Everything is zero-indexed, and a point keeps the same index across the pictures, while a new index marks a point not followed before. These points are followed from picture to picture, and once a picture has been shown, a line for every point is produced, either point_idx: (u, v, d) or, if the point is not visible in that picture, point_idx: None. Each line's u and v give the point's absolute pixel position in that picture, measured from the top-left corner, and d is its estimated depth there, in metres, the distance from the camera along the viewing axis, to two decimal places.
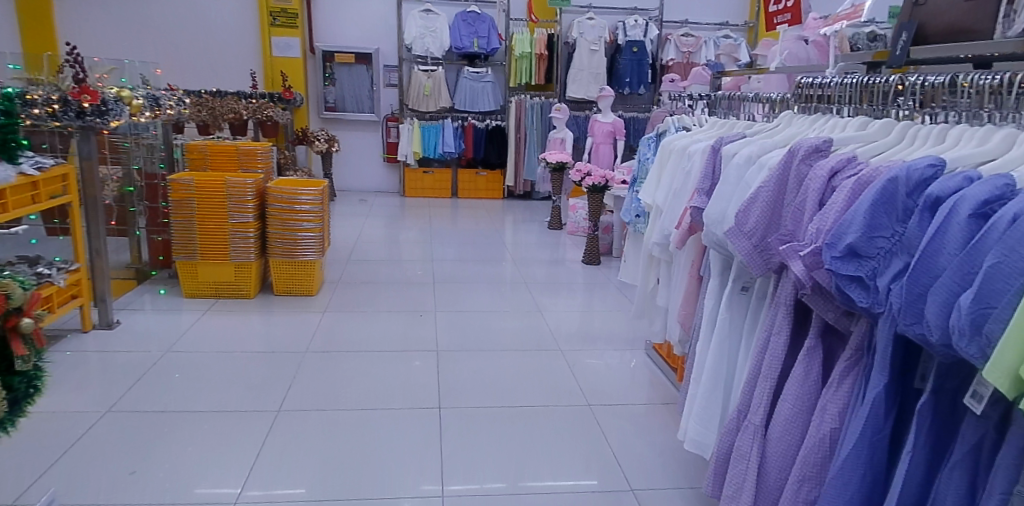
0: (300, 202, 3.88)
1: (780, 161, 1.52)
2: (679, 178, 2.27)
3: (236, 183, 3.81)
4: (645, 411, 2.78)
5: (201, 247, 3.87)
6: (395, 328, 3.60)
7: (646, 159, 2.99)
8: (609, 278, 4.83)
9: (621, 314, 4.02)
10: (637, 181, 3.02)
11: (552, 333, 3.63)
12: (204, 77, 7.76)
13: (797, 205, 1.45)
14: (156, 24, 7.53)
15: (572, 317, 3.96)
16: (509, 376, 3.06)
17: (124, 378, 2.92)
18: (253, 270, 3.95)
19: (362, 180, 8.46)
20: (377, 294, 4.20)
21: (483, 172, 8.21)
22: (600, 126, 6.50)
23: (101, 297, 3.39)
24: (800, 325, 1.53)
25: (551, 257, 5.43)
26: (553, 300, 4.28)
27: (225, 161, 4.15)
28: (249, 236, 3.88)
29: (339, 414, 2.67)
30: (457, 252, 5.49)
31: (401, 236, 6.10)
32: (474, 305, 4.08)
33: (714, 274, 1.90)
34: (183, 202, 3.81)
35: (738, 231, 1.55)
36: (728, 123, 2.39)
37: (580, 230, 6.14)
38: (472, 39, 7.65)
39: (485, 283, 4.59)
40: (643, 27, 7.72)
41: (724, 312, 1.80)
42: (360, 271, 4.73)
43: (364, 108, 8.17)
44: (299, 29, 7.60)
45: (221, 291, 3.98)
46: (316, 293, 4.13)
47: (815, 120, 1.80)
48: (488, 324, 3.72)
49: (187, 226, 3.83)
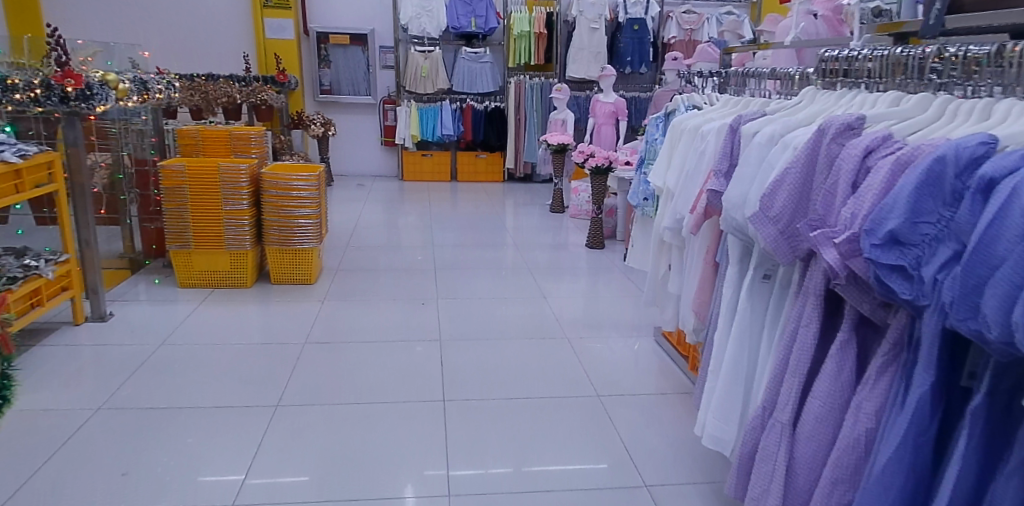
0: (296, 187, 3.77)
1: (808, 139, 1.41)
2: (692, 159, 2.17)
3: (229, 169, 3.69)
4: (656, 403, 2.69)
5: (195, 236, 3.76)
6: (396, 317, 3.51)
7: (654, 140, 2.87)
8: (614, 262, 4.73)
9: (628, 300, 3.92)
10: (645, 162, 2.91)
11: (557, 320, 3.54)
12: (197, 61, 7.59)
13: (828, 187, 1.35)
14: (145, 7, 7.36)
15: (576, 302, 3.87)
16: (515, 366, 2.97)
17: (118, 373, 2.83)
18: (249, 259, 3.84)
19: (360, 164, 8.33)
20: (377, 282, 4.10)
21: (483, 154, 8.07)
22: (602, 106, 6.36)
23: (93, 289, 3.28)
24: (830, 316, 1.44)
25: (553, 241, 5.34)
26: (557, 285, 4.20)
27: (217, 147, 4.02)
28: (244, 224, 3.76)
29: (341, 409, 2.58)
30: (458, 237, 5.40)
31: (401, 221, 5.99)
32: (477, 291, 3.99)
33: (732, 260, 1.81)
34: (174, 189, 3.70)
35: (763, 216, 1.45)
36: (743, 100, 2.27)
37: (583, 213, 6.03)
38: (469, 18, 7.48)
39: (486, 268, 4.50)
40: (644, 5, 7.54)
41: (745, 300, 1.72)
42: (359, 257, 4.63)
43: (361, 91, 8.02)
44: (293, 10, 7.41)
45: (218, 281, 3.87)
46: (315, 281, 4.02)
47: (841, 95, 1.69)
48: (491, 311, 3.64)
49: (181, 214, 3.73)
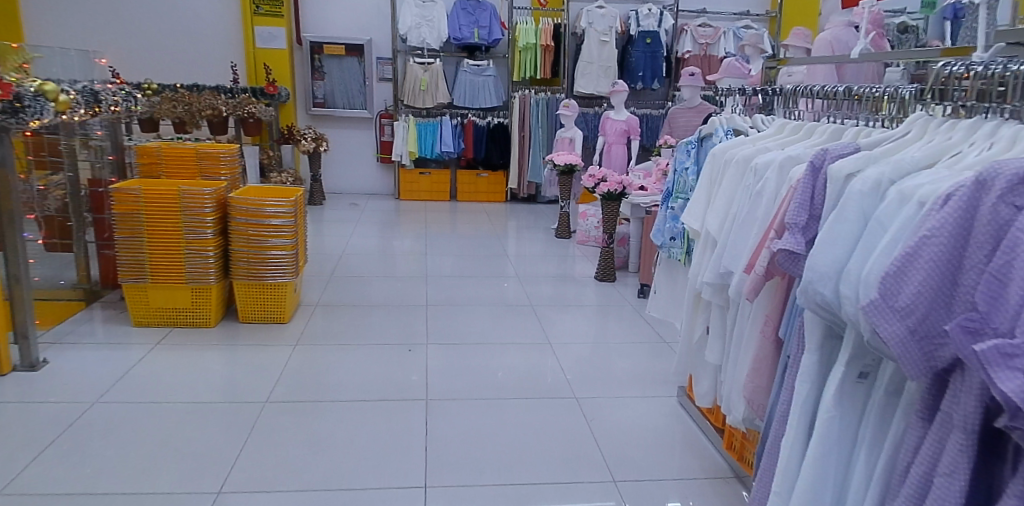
0: (269, 214, 3.31)
1: (958, 198, 0.96)
2: (746, 201, 1.72)
3: (191, 193, 3.23)
4: (686, 492, 2.19)
5: (152, 269, 3.28)
6: (377, 367, 3.03)
7: (683, 168, 2.38)
8: (625, 298, 4.25)
9: (645, 346, 3.43)
10: (672, 195, 2.44)
11: (563, 372, 3.06)
12: (183, 72, 7.17)
13: (994, 271, 0.90)
14: (130, 14, 6.97)
15: (585, 347, 3.39)
16: (513, 438, 2.49)
17: (34, 442, 2.36)
18: (213, 294, 3.36)
19: (354, 182, 7.88)
20: (360, 320, 3.61)
21: (484, 173, 7.61)
22: (612, 124, 5.91)
23: (22, 332, 2.82)
24: (984, 459, 0.98)
25: (558, 271, 4.86)
26: (563, 325, 3.71)
27: (182, 168, 3.54)
28: (209, 256, 3.29)
29: (298, 499, 2.09)
30: (454, 265, 4.92)
31: (394, 245, 5.53)
32: (472, 332, 3.51)
33: (810, 346, 1.36)
34: (128, 215, 3.24)
35: (885, 307, 1.00)
36: (806, 125, 1.82)
37: (591, 240, 5.57)
38: (472, 29, 7.07)
39: (485, 304, 4.02)
40: (657, 17, 7.13)
41: (832, 406, 1.28)
42: (344, 290, 4.16)
43: (356, 105, 7.58)
44: (285, 19, 7.02)
45: (178, 319, 3.38)
46: (289, 319, 3.54)
47: (966, 126, 1.26)
48: (489, 360, 3.15)
49: (136, 242, 3.25)
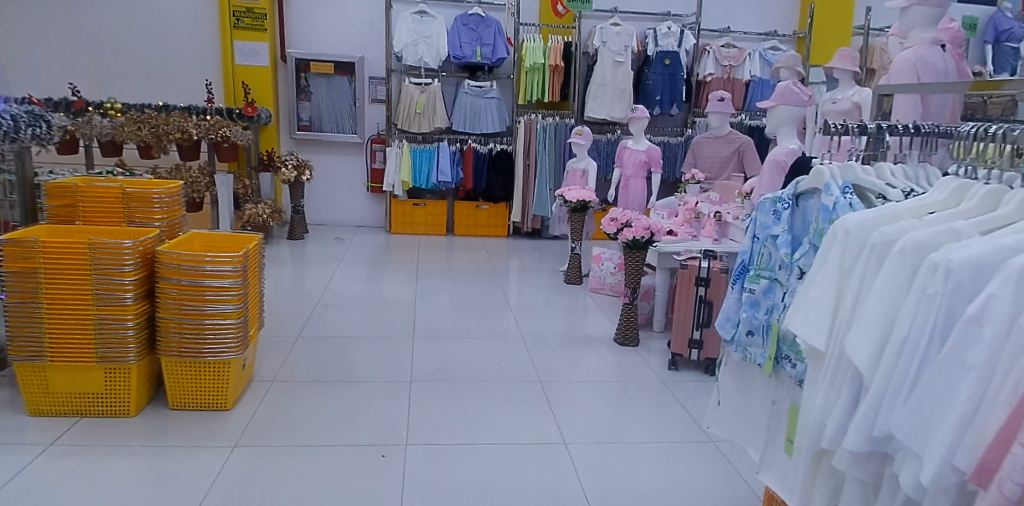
0: (207, 274, 2.58)
1: None
2: (929, 324, 1.00)
3: (104, 247, 2.49)
4: None
5: (51, 344, 2.53)
6: (341, 484, 2.27)
7: (769, 236, 1.63)
8: (651, 367, 3.51)
9: (687, 445, 2.67)
10: (748, 277, 1.70)
11: (583, 491, 2.30)
12: (154, 90, 6.53)
13: None
14: (97, 26, 6.35)
15: (610, 446, 2.63)
16: None
17: None
18: (133, 376, 2.63)
19: (342, 212, 7.17)
20: (325, 405, 2.87)
21: (484, 205, 6.89)
22: (630, 155, 5.20)
23: None
24: None
25: (570, 327, 4.12)
26: (578, 408, 2.96)
27: (102, 211, 2.81)
28: (126, 327, 2.55)
29: None
30: (448, 319, 4.18)
31: (380, 292, 4.80)
32: (464, 422, 2.77)
33: None
34: (19, 275, 2.48)
35: None
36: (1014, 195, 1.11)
37: (606, 288, 4.85)
38: (474, 46, 6.41)
39: (484, 378, 3.26)
40: (677, 36, 6.49)
41: None
42: (313, 357, 3.41)
43: (344, 128, 6.90)
44: (267, 33, 6.38)
45: (87, 407, 2.64)
46: (233, 405, 2.79)
47: None
48: (487, 472, 2.40)
49: (31, 308, 2.50)
